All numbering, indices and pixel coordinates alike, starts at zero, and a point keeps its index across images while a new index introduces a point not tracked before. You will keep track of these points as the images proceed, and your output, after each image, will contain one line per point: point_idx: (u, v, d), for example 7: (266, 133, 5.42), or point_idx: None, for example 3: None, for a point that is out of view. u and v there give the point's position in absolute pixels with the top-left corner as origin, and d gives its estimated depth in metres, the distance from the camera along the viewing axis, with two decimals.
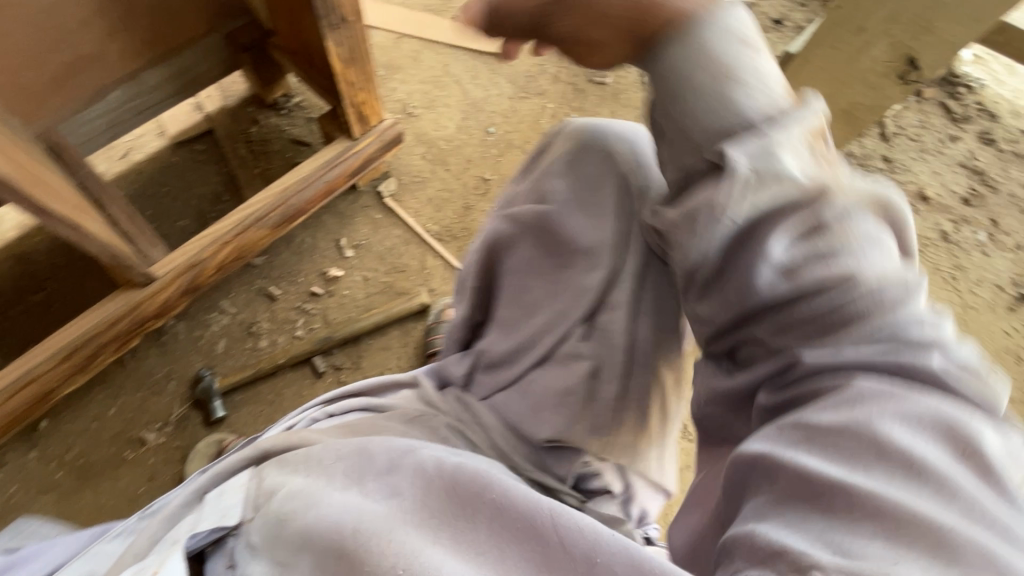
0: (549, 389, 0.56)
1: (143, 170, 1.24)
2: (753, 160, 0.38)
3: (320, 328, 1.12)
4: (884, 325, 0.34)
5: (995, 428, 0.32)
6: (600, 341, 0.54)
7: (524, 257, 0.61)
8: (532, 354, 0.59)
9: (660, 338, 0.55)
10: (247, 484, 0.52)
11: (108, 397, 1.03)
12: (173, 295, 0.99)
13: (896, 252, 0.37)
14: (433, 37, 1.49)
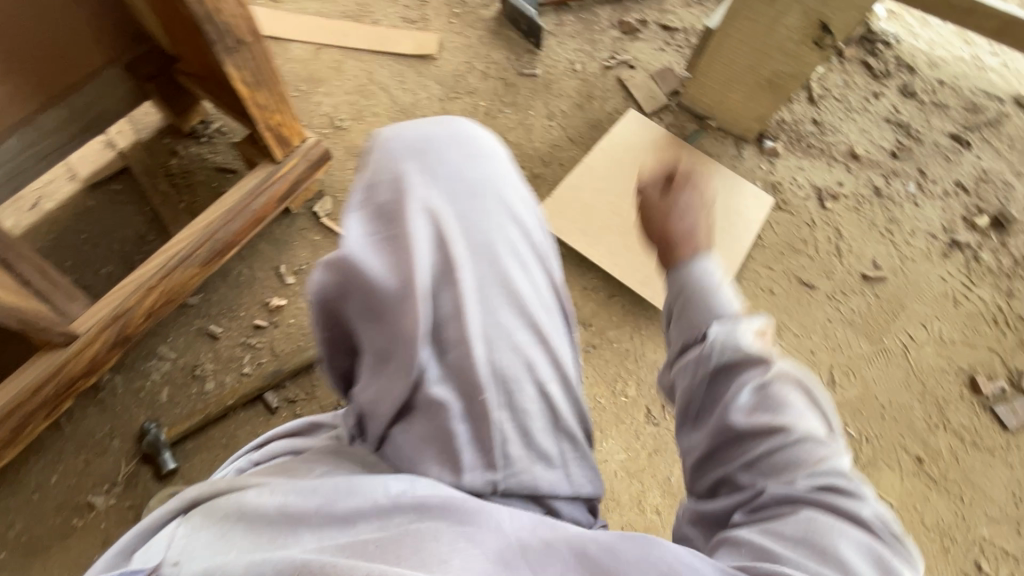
0: (422, 437, 0.52)
1: (57, 219, 1.17)
2: (726, 337, 0.52)
3: (268, 362, 1.08)
4: (815, 468, 0.46)
5: (902, 561, 0.42)
6: (461, 381, 0.52)
7: (338, 310, 0.54)
8: (389, 410, 0.53)
9: (521, 359, 0.54)
10: (174, 533, 0.47)
11: (47, 465, 0.97)
12: (102, 351, 0.93)
13: (823, 424, 0.49)
14: (353, 45, 1.44)
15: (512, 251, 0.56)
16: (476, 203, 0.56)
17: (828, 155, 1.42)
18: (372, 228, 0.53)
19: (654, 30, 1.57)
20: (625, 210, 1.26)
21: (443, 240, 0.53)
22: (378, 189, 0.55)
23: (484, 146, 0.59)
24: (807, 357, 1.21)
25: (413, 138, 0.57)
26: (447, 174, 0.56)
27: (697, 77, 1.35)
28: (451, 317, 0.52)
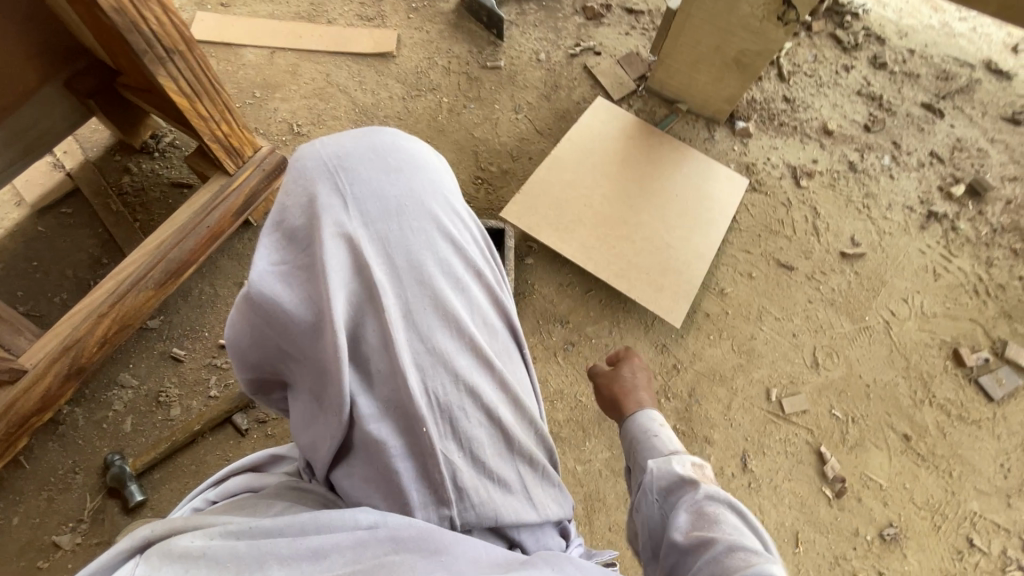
0: (365, 477, 0.49)
1: (4, 248, 1.12)
2: (661, 470, 0.59)
3: (236, 383, 1.04)
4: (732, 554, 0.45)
5: None
6: (399, 413, 0.49)
7: (264, 350, 0.51)
8: (326, 451, 0.49)
9: (458, 382, 0.51)
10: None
11: (7, 507, 0.93)
12: (55, 384, 0.89)
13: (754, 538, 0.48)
14: (309, 47, 1.39)
15: (440, 269, 0.54)
16: (399, 222, 0.53)
17: (801, 132, 1.39)
18: (289, 260, 0.50)
19: (619, 14, 1.53)
20: (597, 204, 1.22)
21: (364, 265, 0.50)
22: (291, 218, 0.52)
23: (402, 160, 0.56)
24: (790, 341, 1.19)
25: (325, 158, 0.54)
26: (366, 196, 0.53)
27: (663, 61, 1.32)
28: (380, 348, 0.49)
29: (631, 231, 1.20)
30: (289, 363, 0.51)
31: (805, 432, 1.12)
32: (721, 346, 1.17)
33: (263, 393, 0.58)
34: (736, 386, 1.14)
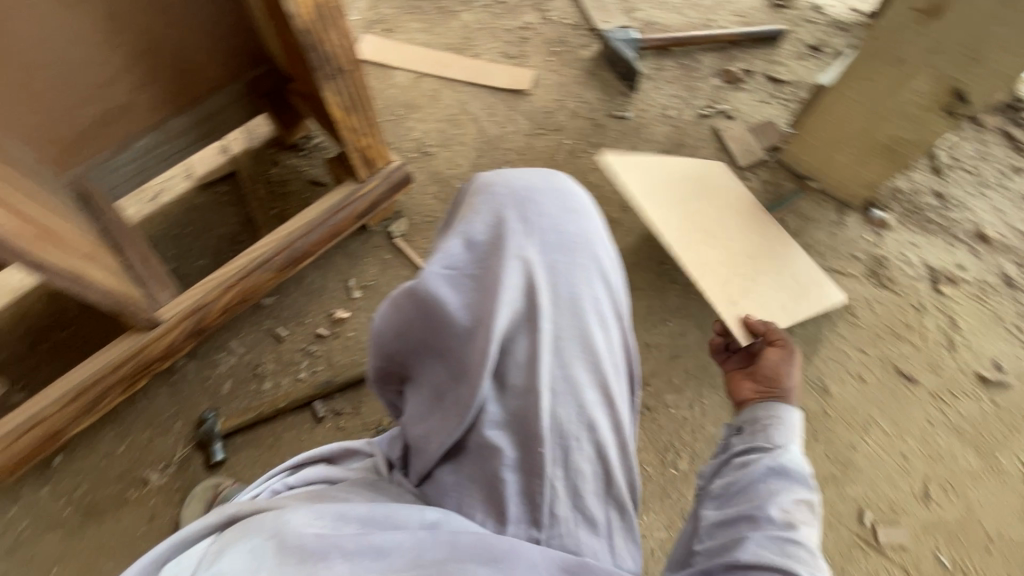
0: (469, 475, 0.50)
1: (168, 211, 1.30)
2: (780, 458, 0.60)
3: (322, 371, 1.12)
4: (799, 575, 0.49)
5: None
6: (520, 429, 0.48)
7: (410, 343, 0.52)
8: (442, 445, 0.50)
9: (583, 416, 0.49)
10: (206, 550, 0.43)
11: (117, 436, 1.05)
12: (177, 338, 1.01)
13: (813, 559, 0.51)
14: (453, 76, 1.50)
15: (597, 310, 0.51)
16: (569, 256, 0.51)
17: (949, 233, 1.26)
18: (461, 266, 0.50)
19: (759, 81, 1.50)
20: (719, 243, 1.12)
21: (531, 288, 0.48)
22: (471, 229, 0.51)
23: (577, 205, 0.54)
24: (897, 462, 1.06)
25: (515, 188, 0.53)
26: (545, 226, 0.51)
27: (801, 135, 1.26)
28: (523, 365, 0.48)
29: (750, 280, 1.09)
30: (429, 358, 0.52)
31: (899, 571, 0.98)
32: (813, 449, 1.06)
33: (380, 383, 0.58)
34: (824, 498, 1.03)
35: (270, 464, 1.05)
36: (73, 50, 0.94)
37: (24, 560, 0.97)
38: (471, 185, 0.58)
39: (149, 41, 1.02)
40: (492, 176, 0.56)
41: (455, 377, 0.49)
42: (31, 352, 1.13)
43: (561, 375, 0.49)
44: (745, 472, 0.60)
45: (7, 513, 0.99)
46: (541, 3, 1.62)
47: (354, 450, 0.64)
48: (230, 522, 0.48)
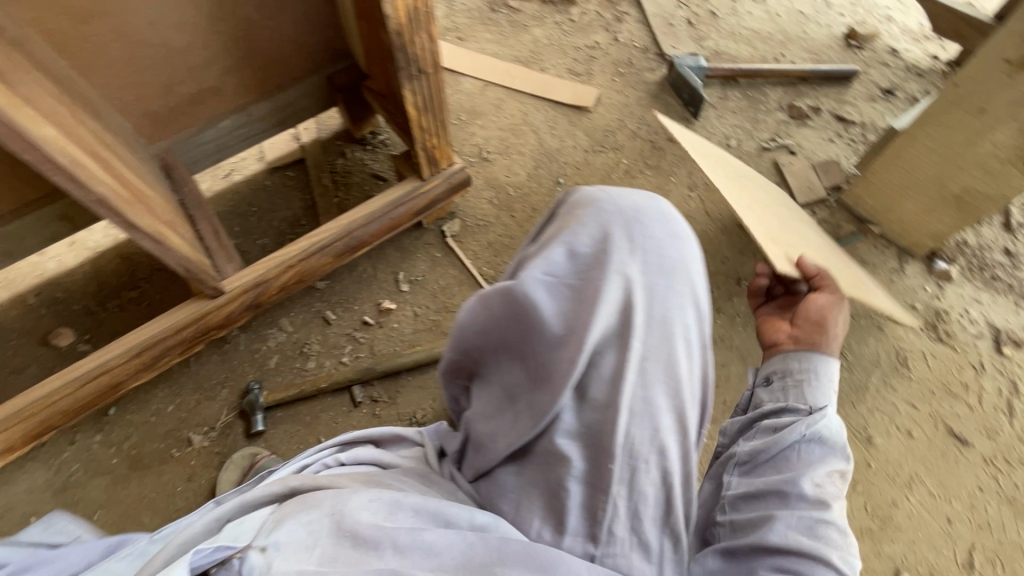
0: (531, 480, 0.51)
1: (238, 190, 1.37)
2: (812, 431, 0.60)
3: (365, 358, 1.15)
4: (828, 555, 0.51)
5: None
6: (591, 443, 0.49)
7: (499, 340, 0.54)
8: (513, 443, 0.52)
9: (656, 440, 0.49)
10: (268, 517, 0.47)
11: (168, 395, 1.10)
12: (236, 310, 1.06)
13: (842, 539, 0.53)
14: (518, 88, 1.53)
15: (685, 336, 0.52)
16: (667, 281, 0.52)
17: (1017, 293, 1.20)
18: (561, 274, 0.52)
19: (826, 119, 1.48)
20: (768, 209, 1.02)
21: (628, 305, 0.49)
22: (577, 239, 0.53)
23: (679, 231, 0.55)
24: (941, 525, 1.01)
25: (623, 206, 0.55)
26: (649, 248, 0.52)
27: (867, 177, 1.23)
28: (606, 380, 0.49)
29: (791, 240, 0.96)
30: (512, 359, 0.54)
31: None
32: (851, 500, 1.02)
33: (450, 375, 0.64)
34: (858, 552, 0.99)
35: (306, 441, 1.08)
36: (179, 33, 1.01)
37: (71, 500, 1.02)
38: (576, 197, 0.59)
39: (245, 30, 1.09)
40: (600, 192, 0.58)
41: (537, 379, 0.51)
42: (101, 307, 1.20)
43: (643, 396, 0.49)
44: (774, 444, 0.61)
45: (61, 457, 1.05)
46: (611, 24, 1.65)
47: (402, 438, 0.67)
48: (291, 493, 0.52)
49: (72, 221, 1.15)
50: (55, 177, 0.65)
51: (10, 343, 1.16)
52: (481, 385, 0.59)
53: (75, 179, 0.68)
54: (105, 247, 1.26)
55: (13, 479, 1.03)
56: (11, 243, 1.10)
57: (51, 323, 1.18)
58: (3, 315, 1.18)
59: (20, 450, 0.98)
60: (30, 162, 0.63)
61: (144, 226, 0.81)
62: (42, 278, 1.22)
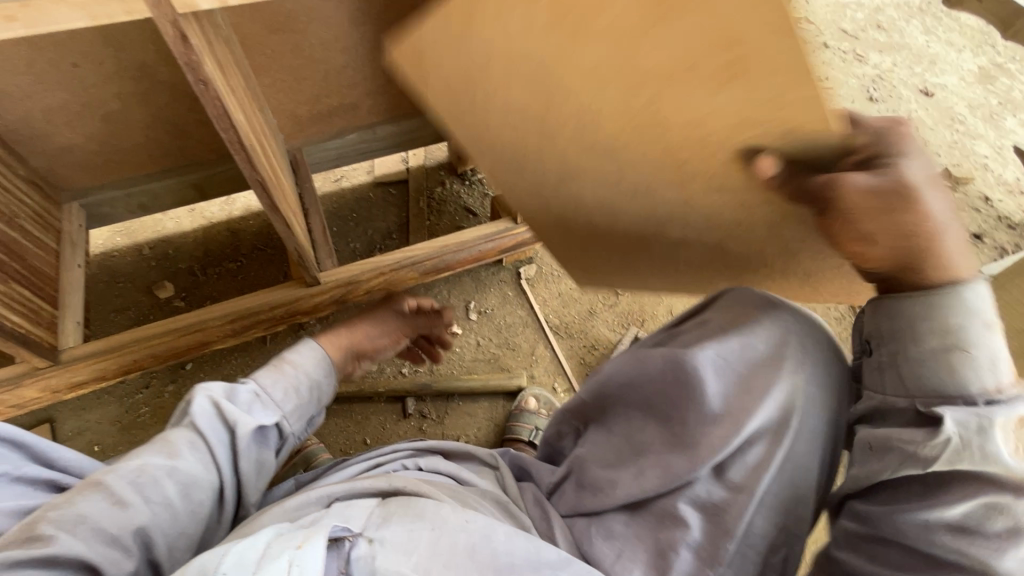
0: (640, 533, 0.55)
1: (344, 195, 1.50)
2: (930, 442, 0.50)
3: (422, 373, 1.20)
4: None
5: None
6: (711, 516, 0.53)
7: (645, 398, 0.60)
8: (628, 496, 0.57)
9: (771, 537, 0.53)
10: (376, 511, 0.51)
11: (241, 363, 1.19)
12: (324, 301, 1.16)
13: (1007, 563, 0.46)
14: None
15: (823, 451, 0.56)
16: (823, 395, 0.56)
17: None
18: (727, 359, 0.56)
19: None
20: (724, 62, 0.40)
21: (786, 409, 0.54)
22: (751, 336, 0.57)
23: (837, 354, 0.60)
24: None
25: (796, 320, 0.59)
26: (814, 364, 0.57)
27: None
28: (748, 467, 0.53)
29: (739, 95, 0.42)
30: (653, 418, 0.59)
31: None
32: None
33: (569, 413, 0.71)
34: None
35: (353, 439, 1.13)
36: (342, 53, 1.15)
37: (134, 438, 1.10)
38: (740, 294, 0.64)
39: None
40: (772, 300, 0.62)
41: (676, 443, 0.56)
42: (201, 271, 1.32)
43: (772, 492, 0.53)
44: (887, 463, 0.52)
45: (135, 397, 1.14)
46: None
47: (471, 455, 0.72)
48: (391, 493, 0.58)
49: (201, 190, 1.29)
50: (237, 155, 0.75)
51: (118, 284, 1.29)
52: (600, 434, 0.64)
53: (245, 159, 0.77)
54: (219, 220, 1.39)
55: (88, 407, 1.12)
56: (147, 198, 1.24)
57: (157, 276, 1.31)
58: (118, 259, 1.32)
59: (104, 382, 1.08)
60: (223, 139, 0.73)
61: (279, 214, 0.91)
62: (159, 234, 1.36)
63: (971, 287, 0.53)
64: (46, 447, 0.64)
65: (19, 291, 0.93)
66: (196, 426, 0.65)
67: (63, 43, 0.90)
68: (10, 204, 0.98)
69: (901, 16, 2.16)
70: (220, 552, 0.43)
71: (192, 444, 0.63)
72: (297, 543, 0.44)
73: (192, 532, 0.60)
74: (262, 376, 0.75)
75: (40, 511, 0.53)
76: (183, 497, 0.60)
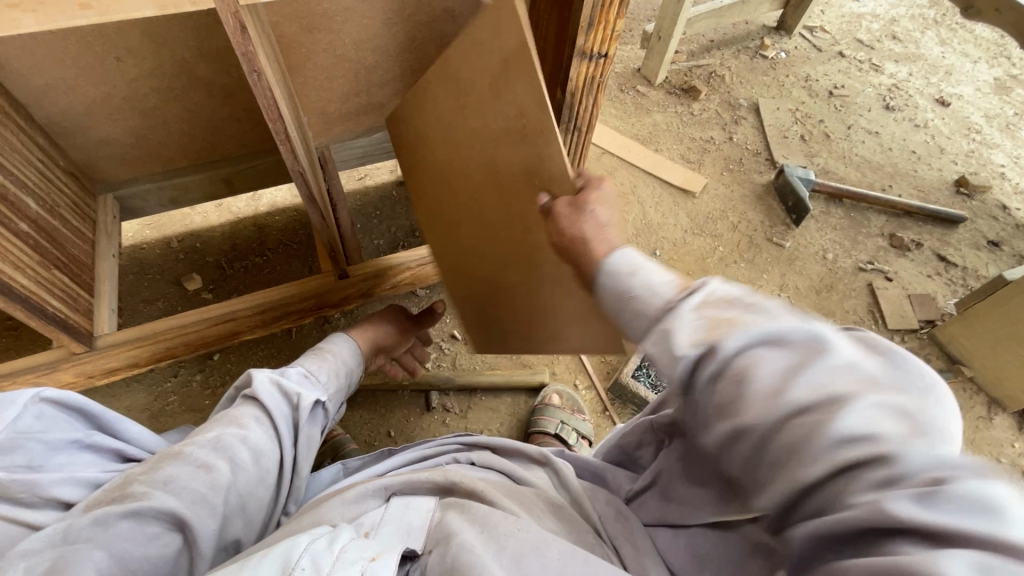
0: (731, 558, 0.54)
1: (368, 193, 1.53)
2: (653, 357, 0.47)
3: (446, 367, 1.22)
4: (817, 440, 0.35)
5: (981, 495, 0.30)
6: None
7: None
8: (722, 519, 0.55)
9: None
10: (433, 516, 0.56)
11: (267, 355, 1.21)
12: (351, 295, 1.19)
13: (781, 387, 0.38)
14: (632, 161, 1.64)
15: None
16: None
17: None
18: None
19: (926, 255, 1.53)
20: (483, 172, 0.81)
21: None
22: None
23: None
24: None
25: None
26: None
27: (966, 318, 1.29)
28: None
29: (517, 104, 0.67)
30: None
31: None
32: None
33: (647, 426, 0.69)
34: None
35: (377, 431, 1.14)
36: (373, 54, 1.18)
37: (163, 426, 1.12)
38: None
39: (422, 62, 1.24)
40: None
41: None
42: (229, 265, 1.34)
43: None
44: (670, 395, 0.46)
45: (163, 385, 1.16)
46: (728, 124, 1.77)
47: (519, 450, 0.74)
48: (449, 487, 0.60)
49: (230, 184, 1.32)
50: (281, 145, 0.77)
51: (147, 276, 1.31)
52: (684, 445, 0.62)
53: (288, 150, 0.79)
54: (246, 215, 1.42)
55: (119, 394, 1.14)
56: (178, 191, 1.27)
57: (185, 268, 1.33)
58: (148, 251, 1.34)
59: (136, 369, 1.11)
60: (270, 131, 0.75)
61: (313, 205, 0.93)
62: (187, 228, 1.39)
63: (615, 254, 0.56)
64: (113, 419, 0.66)
65: (59, 278, 0.95)
66: (260, 402, 0.69)
67: (109, 37, 0.93)
68: (51, 193, 1.00)
69: (916, 28, 2.18)
70: (300, 548, 0.46)
71: (257, 420, 0.67)
72: (372, 555, 0.47)
73: (263, 497, 0.64)
74: (309, 364, 0.81)
75: (127, 477, 0.57)
76: (255, 464, 0.63)
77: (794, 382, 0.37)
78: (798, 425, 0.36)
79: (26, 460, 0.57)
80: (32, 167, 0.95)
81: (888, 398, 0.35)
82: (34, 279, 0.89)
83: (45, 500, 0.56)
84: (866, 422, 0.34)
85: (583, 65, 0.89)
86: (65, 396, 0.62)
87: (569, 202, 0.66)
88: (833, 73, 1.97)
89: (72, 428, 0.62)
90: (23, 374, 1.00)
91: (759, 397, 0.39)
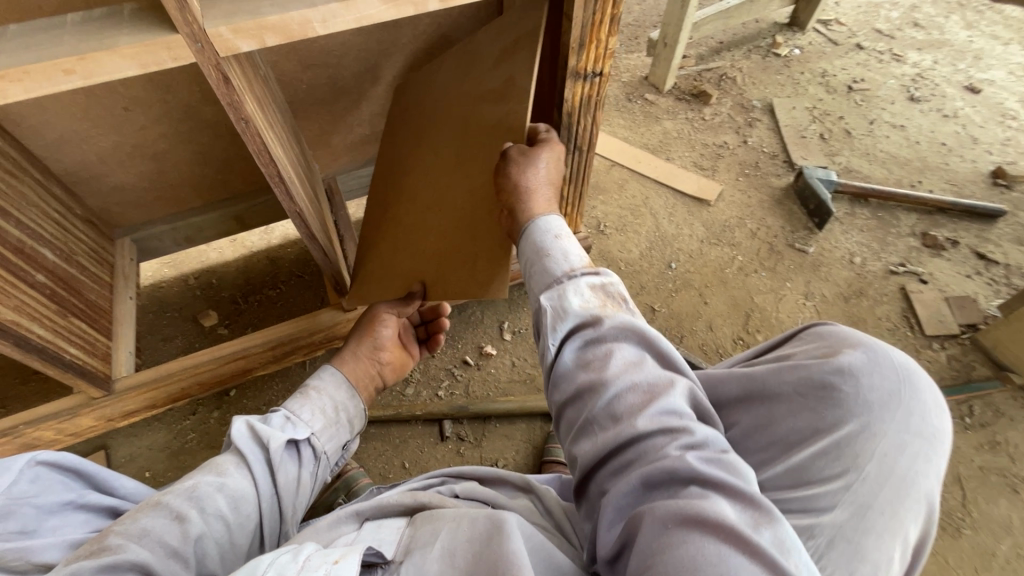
0: None
1: None
2: (554, 305, 0.59)
3: (459, 396, 1.20)
4: (649, 410, 0.48)
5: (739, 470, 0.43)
6: None
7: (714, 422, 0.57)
8: None
9: None
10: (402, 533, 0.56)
11: (283, 389, 1.21)
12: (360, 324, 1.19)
13: (635, 364, 0.52)
14: (643, 172, 1.60)
15: (920, 504, 0.48)
16: (911, 440, 0.49)
17: None
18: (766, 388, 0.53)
19: (964, 254, 1.44)
20: (462, 131, 0.93)
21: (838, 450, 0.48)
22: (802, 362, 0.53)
23: (917, 405, 0.50)
24: None
25: (871, 351, 0.52)
26: (875, 403, 0.49)
27: (1012, 322, 1.20)
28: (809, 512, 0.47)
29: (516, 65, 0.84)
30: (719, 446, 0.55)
31: None
32: None
33: None
34: None
35: (391, 462, 1.13)
36: (372, 84, 1.18)
37: (182, 464, 1.13)
38: (830, 330, 0.57)
39: None
40: (857, 334, 0.55)
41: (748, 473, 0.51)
42: (243, 299, 1.36)
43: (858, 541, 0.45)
44: (549, 343, 0.58)
45: (182, 423, 1.18)
46: (742, 128, 1.72)
47: (503, 479, 0.74)
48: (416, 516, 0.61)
49: (242, 220, 1.35)
50: (276, 186, 0.77)
51: (166, 314, 1.34)
52: None
53: (282, 190, 0.79)
54: (259, 249, 1.45)
55: (140, 433, 1.16)
56: (193, 231, 1.30)
57: (201, 305, 1.35)
58: (167, 289, 1.38)
59: (154, 409, 1.14)
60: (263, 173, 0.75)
61: (314, 243, 0.93)
62: (204, 264, 1.42)
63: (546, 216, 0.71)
64: (103, 477, 0.67)
65: (75, 326, 0.98)
66: (239, 451, 0.70)
67: (115, 89, 0.95)
68: (68, 241, 1.03)
69: (939, 13, 2.08)
70: (265, 564, 0.45)
71: (237, 467, 0.68)
72: (335, 558, 0.46)
73: (240, 544, 0.64)
74: (293, 403, 0.81)
75: (103, 531, 0.56)
76: (233, 510, 0.64)
77: (646, 366, 0.52)
78: (638, 394, 0.49)
79: (20, 526, 0.56)
80: (48, 218, 0.98)
81: (692, 397, 0.50)
82: (50, 328, 0.91)
83: (37, 566, 0.54)
84: (681, 404, 0.48)
85: (578, 85, 0.86)
86: (58, 457, 0.63)
87: (520, 150, 0.78)
88: (852, 67, 1.90)
89: (63, 491, 0.62)
90: (45, 422, 1.02)
91: (616, 366, 0.52)
